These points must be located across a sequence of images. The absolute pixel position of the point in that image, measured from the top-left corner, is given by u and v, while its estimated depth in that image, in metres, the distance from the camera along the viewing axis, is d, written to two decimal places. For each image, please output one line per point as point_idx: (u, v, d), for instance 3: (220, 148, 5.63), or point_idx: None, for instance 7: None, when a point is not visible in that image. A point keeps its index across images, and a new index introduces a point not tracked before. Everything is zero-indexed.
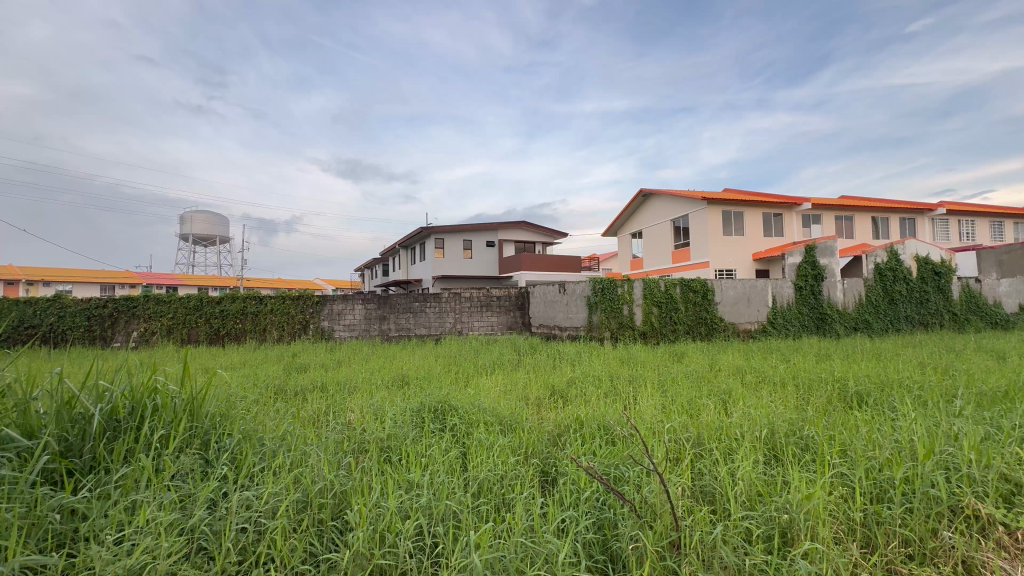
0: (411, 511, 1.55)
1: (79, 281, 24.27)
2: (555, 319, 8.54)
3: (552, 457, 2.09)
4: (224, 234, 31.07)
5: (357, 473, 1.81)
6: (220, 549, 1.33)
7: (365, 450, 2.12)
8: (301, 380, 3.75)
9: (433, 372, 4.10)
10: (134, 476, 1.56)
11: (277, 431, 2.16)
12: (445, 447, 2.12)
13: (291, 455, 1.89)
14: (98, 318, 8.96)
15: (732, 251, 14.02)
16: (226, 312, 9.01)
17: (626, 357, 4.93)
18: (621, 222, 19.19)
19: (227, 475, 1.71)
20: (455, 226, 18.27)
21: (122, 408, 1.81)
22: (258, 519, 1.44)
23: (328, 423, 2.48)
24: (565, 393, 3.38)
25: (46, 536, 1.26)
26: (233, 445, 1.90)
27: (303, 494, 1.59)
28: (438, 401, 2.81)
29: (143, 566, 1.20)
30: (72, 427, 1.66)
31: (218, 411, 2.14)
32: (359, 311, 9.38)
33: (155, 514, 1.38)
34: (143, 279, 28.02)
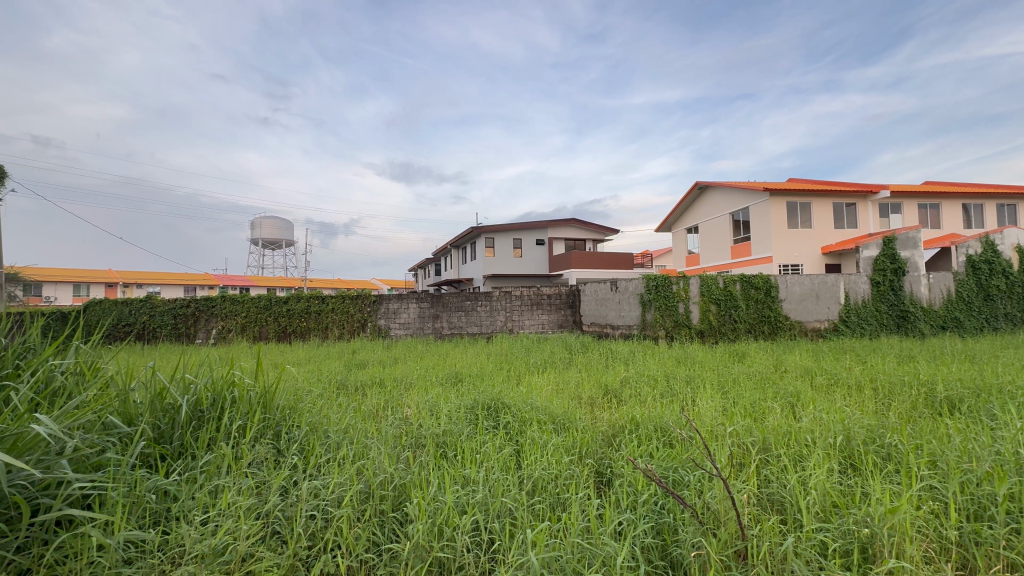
0: (468, 506, 1.58)
1: (166, 283, 26.77)
2: (607, 317, 8.41)
3: (607, 458, 2.06)
4: (290, 238, 33.08)
5: (416, 467, 1.87)
6: (293, 534, 1.41)
7: (422, 444, 2.19)
8: (360, 376, 3.93)
9: (485, 370, 4.15)
10: (217, 462, 1.70)
11: (341, 424, 2.28)
12: (499, 444, 2.14)
13: (354, 447, 1.99)
14: (183, 317, 9.83)
15: (798, 245, 13.15)
16: (292, 311, 9.62)
17: (682, 357, 4.75)
18: (675, 216, 18.55)
19: (297, 464, 1.83)
20: (505, 225, 18.42)
21: (205, 399, 1.98)
22: (326, 507, 1.53)
23: (387, 417, 2.58)
24: (618, 393, 3.32)
25: (144, 514, 1.40)
26: (302, 436, 2.02)
27: (365, 486, 1.67)
28: (491, 398, 2.84)
29: (226, 546, 1.31)
30: (164, 415, 1.83)
31: (287, 404, 2.28)
32: (413, 310, 9.68)
33: (236, 498, 1.49)
34: (220, 281, 30.42)
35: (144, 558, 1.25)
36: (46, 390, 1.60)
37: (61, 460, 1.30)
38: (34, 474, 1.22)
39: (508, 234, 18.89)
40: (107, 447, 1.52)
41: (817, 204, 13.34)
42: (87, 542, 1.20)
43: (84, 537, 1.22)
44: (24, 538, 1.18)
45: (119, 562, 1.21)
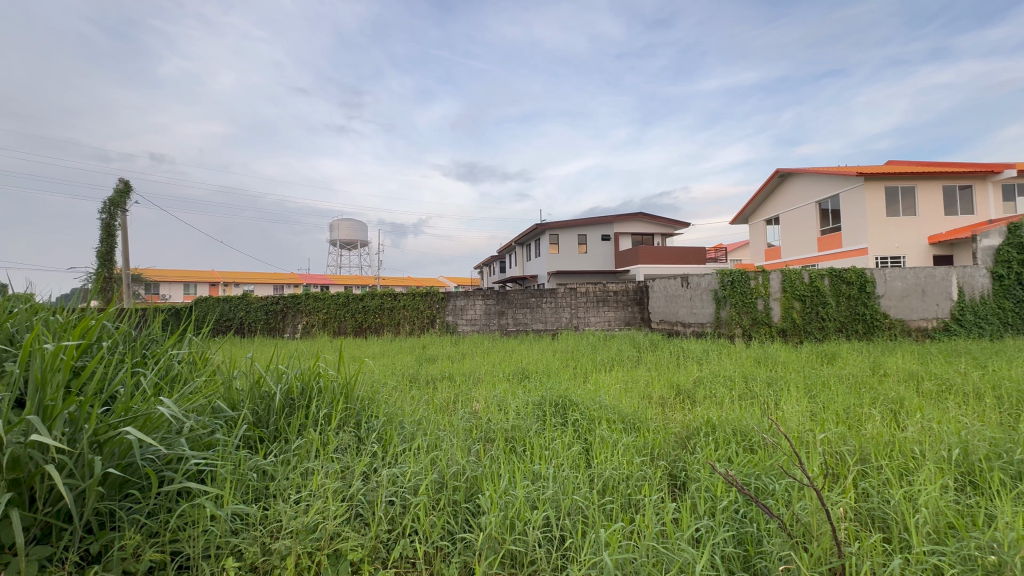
0: (539, 502, 1.59)
1: (259, 282, 29.46)
2: (677, 314, 8.09)
3: (681, 460, 1.98)
4: (364, 239, 35.02)
5: (486, 460, 1.91)
6: (374, 517, 1.50)
7: (492, 438, 2.23)
8: (431, 370, 4.09)
9: (551, 367, 4.14)
10: (307, 447, 1.85)
11: (414, 416, 2.39)
12: (568, 441, 2.13)
13: (428, 439, 2.07)
14: (274, 312, 10.78)
15: (899, 235, 11.81)
16: (368, 307, 10.21)
17: (763, 357, 4.44)
18: (753, 207, 17.37)
19: (376, 452, 1.94)
20: (570, 221, 18.26)
21: (295, 388, 2.16)
22: (403, 494, 1.61)
23: (458, 410, 2.67)
24: (691, 393, 3.17)
25: (248, 490, 1.55)
26: (380, 426, 2.14)
27: (439, 475, 1.74)
28: (558, 395, 2.84)
29: (316, 524, 1.42)
30: (261, 402, 2.02)
31: (366, 395, 2.42)
32: (479, 307, 9.87)
33: (324, 481, 1.61)
34: (304, 280, 32.93)
35: (248, 530, 1.39)
36: (169, 376, 1.83)
37: (180, 438, 1.47)
38: (160, 449, 1.39)
39: (572, 231, 18.72)
40: (216, 428, 1.71)
41: (923, 188, 11.88)
42: (202, 512, 1.36)
43: (200, 507, 1.38)
44: (155, 503, 1.36)
45: (229, 532, 1.36)
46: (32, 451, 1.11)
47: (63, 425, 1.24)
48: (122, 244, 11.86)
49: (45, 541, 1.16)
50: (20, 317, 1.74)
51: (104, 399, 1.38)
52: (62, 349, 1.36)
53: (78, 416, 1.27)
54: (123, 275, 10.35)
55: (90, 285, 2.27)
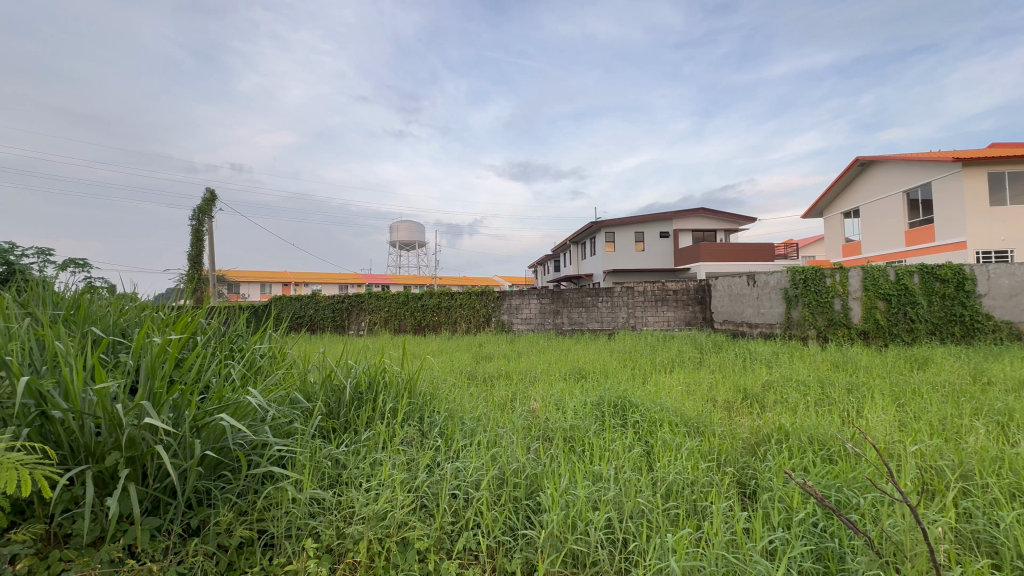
0: (601, 502, 1.57)
1: (326, 283, 31.28)
2: (743, 314, 7.69)
3: (750, 468, 1.88)
4: (422, 240, 36.14)
5: (546, 458, 1.92)
6: (439, 508, 1.55)
7: (551, 437, 2.23)
8: (488, 368, 4.16)
9: (609, 367, 4.07)
10: (375, 438, 1.94)
11: (474, 412, 2.43)
12: (628, 443, 2.09)
13: (487, 435, 2.11)
14: (340, 311, 11.41)
15: (1006, 226, 10.50)
16: (426, 306, 10.53)
17: (842, 361, 4.10)
18: (828, 199, 16.12)
19: (438, 445, 2.00)
20: (626, 218, 17.84)
21: (363, 382, 2.28)
22: (466, 488, 1.65)
23: (516, 408, 2.69)
24: (760, 398, 2.99)
25: (323, 477, 1.66)
26: (441, 421, 2.21)
27: (500, 472, 1.76)
28: (617, 396, 2.79)
29: (385, 512, 1.48)
30: (333, 395, 2.15)
31: (427, 391, 2.50)
32: (534, 306, 9.89)
33: (391, 471, 1.68)
34: (366, 280, 34.53)
35: (324, 514, 1.48)
36: (254, 369, 1.99)
37: (264, 426, 1.60)
38: (248, 435, 1.52)
39: (628, 228, 18.30)
40: (294, 418, 1.84)
41: None
42: (284, 494, 1.46)
43: (282, 490, 1.49)
44: (244, 484, 1.48)
45: (307, 514, 1.45)
46: (145, 432, 1.25)
47: (169, 410, 1.38)
48: (209, 248, 13.04)
49: (155, 513, 1.30)
50: (131, 314, 1.95)
51: (201, 387, 1.53)
52: (167, 342, 1.51)
53: (180, 402, 1.41)
54: (210, 275, 11.39)
55: (184, 285, 2.51)
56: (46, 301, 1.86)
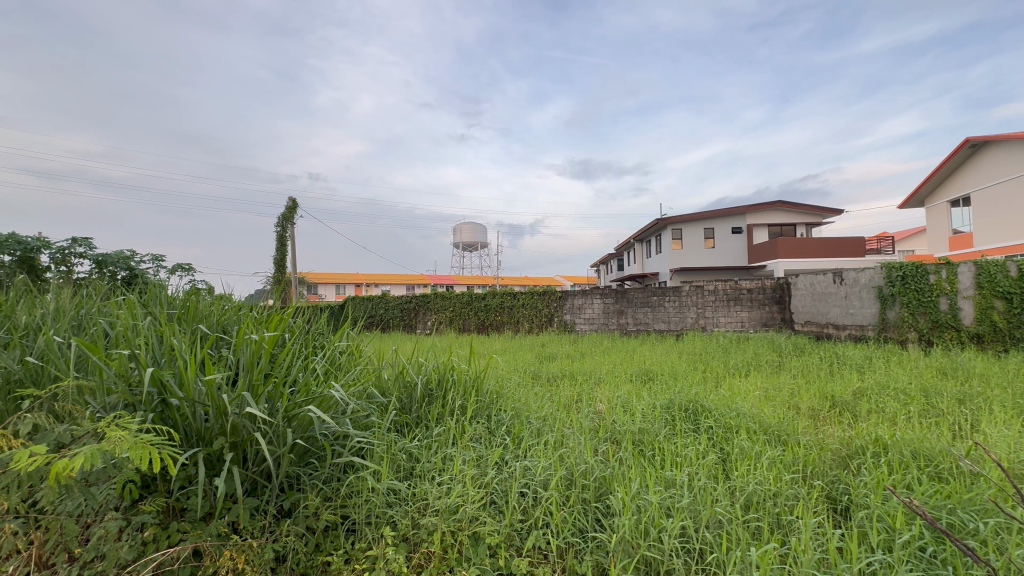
0: (674, 510, 1.52)
1: (394, 283, 32.86)
2: (828, 315, 7.09)
3: (841, 483, 1.73)
4: (484, 241, 36.71)
5: (615, 461, 1.88)
6: (508, 505, 1.57)
7: (619, 440, 2.19)
8: (552, 368, 4.16)
9: (678, 369, 3.91)
10: (445, 434, 2.00)
11: (541, 412, 2.44)
12: (702, 449, 2.00)
13: (555, 435, 2.11)
14: (408, 310, 11.95)
15: None
16: (489, 306, 10.70)
17: (950, 368, 3.65)
18: (930, 187, 14.43)
19: (506, 443, 2.02)
20: (694, 214, 17.05)
21: (433, 379, 2.36)
22: (535, 487, 1.66)
23: (582, 408, 2.66)
24: (851, 407, 2.74)
25: (399, 468, 1.74)
26: (508, 420, 2.23)
27: (568, 473, 1.75)
28: (688, 399, 2.67)
29: (457, 505, 1.53)
30: (406, 391, 2.25)
31: (494, 389, 2.55)
32: (598, 306, 9.74)
33: (462, 467, 1.73)
34: (431, 281, 35.72)
35: (401, 505, 1.55)
36: (336, 365, 2.13)
37: (346, 418, 1.71)
38: (332, 425, 1.63)
39: (697, 224, 17.48)
40: (372, 411, 1.95)
41: None
42: (364, 484, 1.56)
43: (362, 480, 1.58)
44: (328, 472, 1.59)
45: (385, 504, 1.53)
46: (245, 420, 1.38)
47: (265, 401, 1.52)
48: (291, 253, 14.13)
49: (254, 494, 1.43)
50: (230, 313, 2.16)
51: (291, 381, 1.66)
52: (263, 339, 1.66)
53: (274, 394, 1.54)
54: (292, 278, 12.32)
55: (272, 288, 2.73)
56: (162, 301, 2.11)
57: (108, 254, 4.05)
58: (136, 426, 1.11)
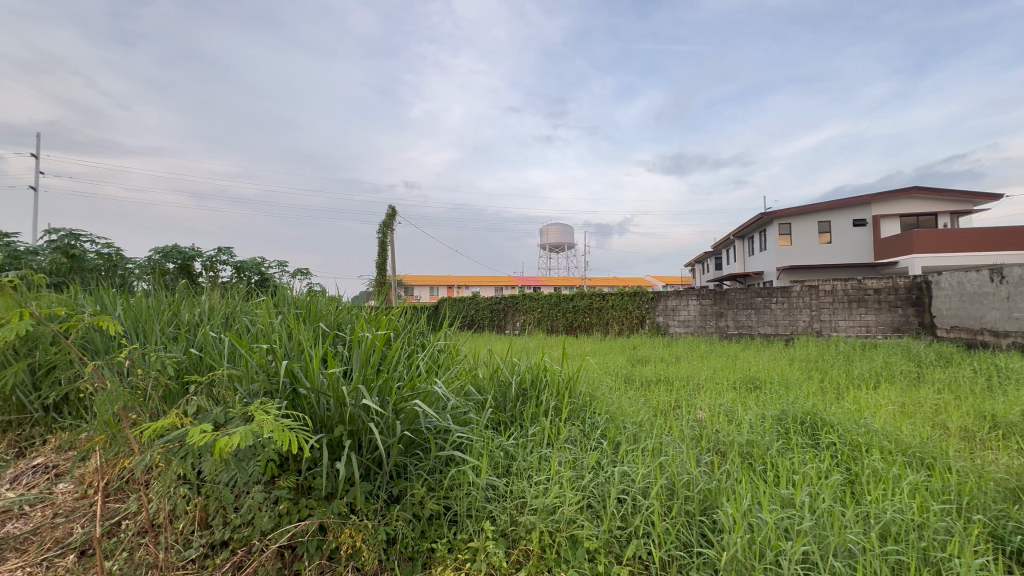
0: (794, 533, 1.38)
1: (483, 285, 34.05)
2: (983, 319, 6.00)
3: (1010, 521, 1.45)
4: (571, 241, 36.34)
5: (721, 473, 1.77)
6: (606, 510, 1.54)
7: (724, 451, 2.05)
8: (646, 372, 4.01)
9: (790, 377, 3.56)
10: (540, 435, 2.02)
11: (637, 417, 2.37)
12: (825, 468, 1.80)
13: (653, 442, 2.03)
14: (498, 311, 12.32)
15: None
16: (577, 307, 10.60)
17: None
18: None
19: (602, 447, 1.99)
20: (806, 207, 15.41)
21: (526, 379, 2.40)
22: (635, 494, 1.61)
23: (681, 415, 2.54)
24: (1019, 430, 2.29)
25: (497, 464, 1.79)
26: (603, 424, 2.20)
27: (669, 482, 1.68)
28: (804, 411, 2.42)
29: (555, 506, 1.53)
30: (500, 390, 2.31)
31: (587, 392, 2.52)
32: (694, 307, 9.23)
33: (559, 469, 1.72)
34: (519, 283, 36.28)
35: (499, 502, 1.59)
36: (437, 363, 2.25)
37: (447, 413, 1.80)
38: (435, 419, 1.73)
39: (809, 218, 15.78)
40: (470, 407, 2.03)
41: None
42: (465, 478, 1.62)
43: (463, 473, 1.65)
44: (432, 463, 1.68)
45: (484, 498, 1.59)
46: (361, 411, 1.51)
47: (377, 394, 1.64)
48: (390, 257, 15.22)
49: (369, 479, 1.56)
50: (345, 313, 2.38)
51: (399, 376, 1.79)
52: (374, 337, 1.81)
53: (385, 389, 1.66)
54: (391, 279, 13.27)
55: (378, 291, 2.96)
56: (290, 302, 2.39)
57: (244, 261, 4.72)
58: (277, 411, 1.27)
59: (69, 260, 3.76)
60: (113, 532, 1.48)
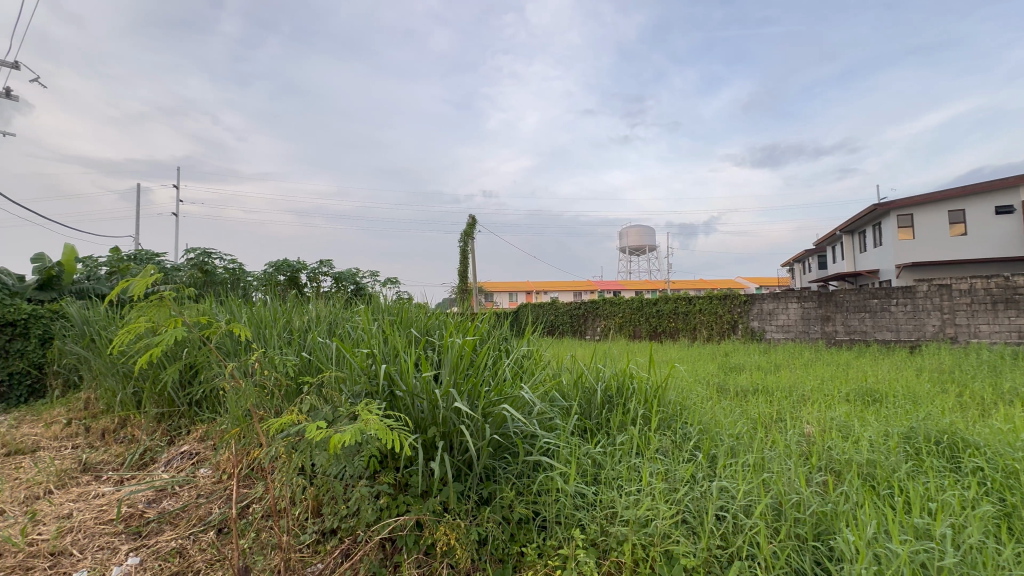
0: (933, 569, 1.21)
1: (561, 291, 34.02)
2: None
3: None
4: (652, 243, 34.94)
5: (837, 495, 1.59)
6: (703, 527, 1.46)
7: (838, 470, 1.85)
8: (741, 380, 3.72)
9: (918, 390, 3.11)
10: (628, 443, 1.96)
11: (735, 430, 2.21)
12: (970, 497, 1.55)
13: (754, 457, 1.88)
14: (578, 316, 12.22)
15: None
16: (661, 311, 10.10)
17: None
18: None
19: (696, 460, 1.88)
20: (931, 195, 13.49)
21: (612, 386, 2.34)
22: (736, 512, 1.50)
23: (784, 429, 2.32)
24: None
25: (585, 472, 1.77)
26: (696, 436, 2.08)
27: (775, 502, 1.55)
28: (940, 431, 2.10)
29: (648, 519, 1.48)
30: (585, 397, 2.28)
31: (677, 401, 2.40)
32: (794, 311, 8.45)
33: (651, 480, 1.66)
34: (599, 287, 35.63)
35: (588, 510, 1.57)
36: (521, 368, 2.28)
37: (534, 418, 1.81)
38: (522, 424, 1.75)
39: (936, 207, 13.77)
40: (556, 413, 2.02)
41: None
42: (553, 484, 1.62)
43: (551, 480, 1.65)
44: (520, 468, 1.71)
45: (573, 506, 1.57)
46: (452, 414, 1.58)
47: (467, 398, 1.70)
48: (471, 265, 15.76)
49: (459, 479, 1.62)
50: (433, 319, 2.49)
51: (487, 381, 1.84)
52: (464, 343, 1.88)
53: (474, 393, 1.72)
54: (473, 286, 13.72)
55: (463, 298, 3.07)
56: (384, 309, 2.56)
57: (342, 272, 5.16)
58: (378, 412, 1.36)
59: (203, 274, 4.36)
60: (243, 514, 1.68)
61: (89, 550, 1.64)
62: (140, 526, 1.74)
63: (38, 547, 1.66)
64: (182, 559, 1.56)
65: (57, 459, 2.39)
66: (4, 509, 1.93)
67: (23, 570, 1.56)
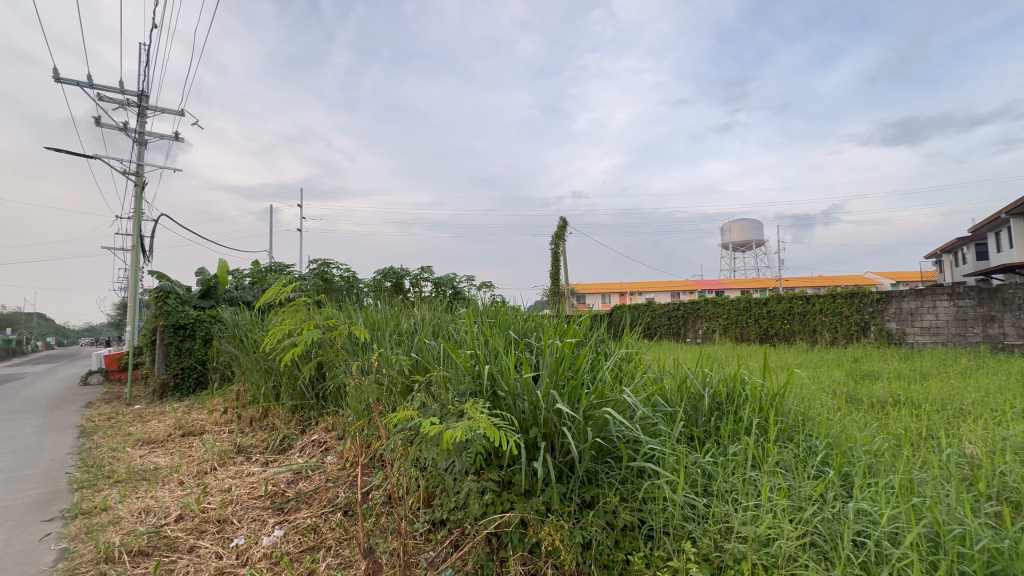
0: None
1: (657, 291, 32.57)
2: None
3: None
4: (759, 237, 32.07)
5: (1016, 531, 1.32)
6: (838, 554, 1.30)
7: (1017, 502, 1.53)
8: (877, 390, 3.25)
9: None
10: (744, 454, 1.81)
11: (872, 446, 1.95)
12: None
13: (898, 478, 1.64)
14: (678, 318, 11.62)
15: None
16: (773, 313, 9.15)
17: None
18: None
19: (825, 477, 1.69)
20: None
21: (721, 392, 2.19)
22: (880, 540, 1.32)
23: (937, 449, 1.99)
24: None
25: (694, 481, 1.67)
26: (824, 450, 1.87)
27: (931, 532, 1.33)
28: None
29: (769, 537, 1.36)
30: (691, 402, 2.15)
31: (798, 411, 2.17)
32: (945, 310, 7.23)
33: (772, 495, 1.52)
34: (699, 287, 33.50)
35: (699, 523, 1.48)
36: (622, 371, 2.22)
37: (636, 423, 1.76)
38: (625, 429, 1.71)
39: None
40: (660, 419, 1.94)
41: None
42: (660, 492, 1.55)
43: (657, 488, 1.58)
44: (624, 474, 1.66)
45: (682, 517, 1.49)
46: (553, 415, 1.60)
47: (568, 400, 1.71)
48: (563, 267, 15.75)
49: (562, 481, 1.63)
50: (530, 322, 2.53)
51: (588, 384, 1.82)
52: (563, 345, 1.88)
53: (574, 395, 1.71)
54: (566, 289, 13.70)
55: (558, 300, 3.06)
56: (482, 312, 2.65)
57: (441, 278, 5.45)
58: (485, 411, 1.42)
59: (324, 282, 4.89)
60: (365, 499, 1.85)
61: (245, 520, 1.92)
62: (282, 503, 1.99)
63: (208, 514, 1.98)
64: (316, 535, 1.75)
65: (219, 441, 2.83)
66: (183, 480, 2.33)
67: (198, 532, 1.86)
